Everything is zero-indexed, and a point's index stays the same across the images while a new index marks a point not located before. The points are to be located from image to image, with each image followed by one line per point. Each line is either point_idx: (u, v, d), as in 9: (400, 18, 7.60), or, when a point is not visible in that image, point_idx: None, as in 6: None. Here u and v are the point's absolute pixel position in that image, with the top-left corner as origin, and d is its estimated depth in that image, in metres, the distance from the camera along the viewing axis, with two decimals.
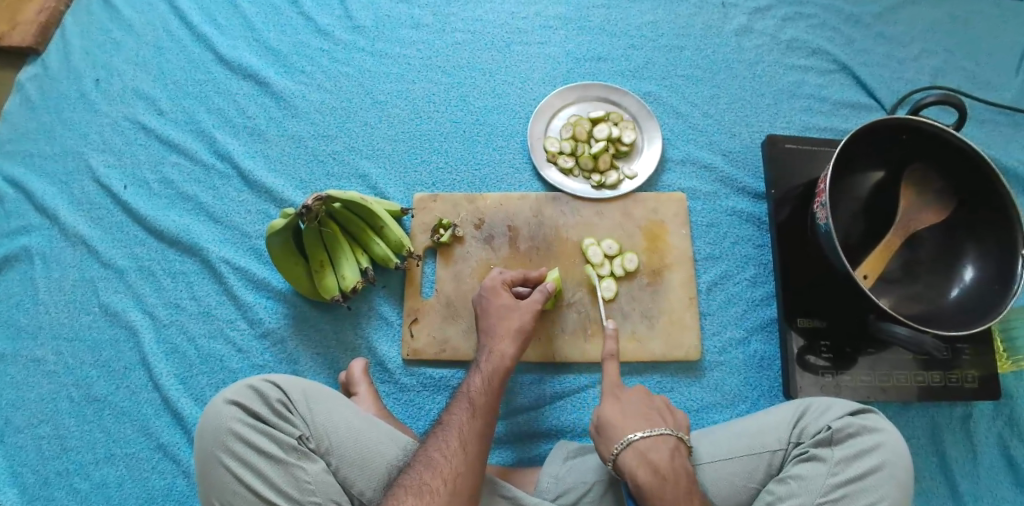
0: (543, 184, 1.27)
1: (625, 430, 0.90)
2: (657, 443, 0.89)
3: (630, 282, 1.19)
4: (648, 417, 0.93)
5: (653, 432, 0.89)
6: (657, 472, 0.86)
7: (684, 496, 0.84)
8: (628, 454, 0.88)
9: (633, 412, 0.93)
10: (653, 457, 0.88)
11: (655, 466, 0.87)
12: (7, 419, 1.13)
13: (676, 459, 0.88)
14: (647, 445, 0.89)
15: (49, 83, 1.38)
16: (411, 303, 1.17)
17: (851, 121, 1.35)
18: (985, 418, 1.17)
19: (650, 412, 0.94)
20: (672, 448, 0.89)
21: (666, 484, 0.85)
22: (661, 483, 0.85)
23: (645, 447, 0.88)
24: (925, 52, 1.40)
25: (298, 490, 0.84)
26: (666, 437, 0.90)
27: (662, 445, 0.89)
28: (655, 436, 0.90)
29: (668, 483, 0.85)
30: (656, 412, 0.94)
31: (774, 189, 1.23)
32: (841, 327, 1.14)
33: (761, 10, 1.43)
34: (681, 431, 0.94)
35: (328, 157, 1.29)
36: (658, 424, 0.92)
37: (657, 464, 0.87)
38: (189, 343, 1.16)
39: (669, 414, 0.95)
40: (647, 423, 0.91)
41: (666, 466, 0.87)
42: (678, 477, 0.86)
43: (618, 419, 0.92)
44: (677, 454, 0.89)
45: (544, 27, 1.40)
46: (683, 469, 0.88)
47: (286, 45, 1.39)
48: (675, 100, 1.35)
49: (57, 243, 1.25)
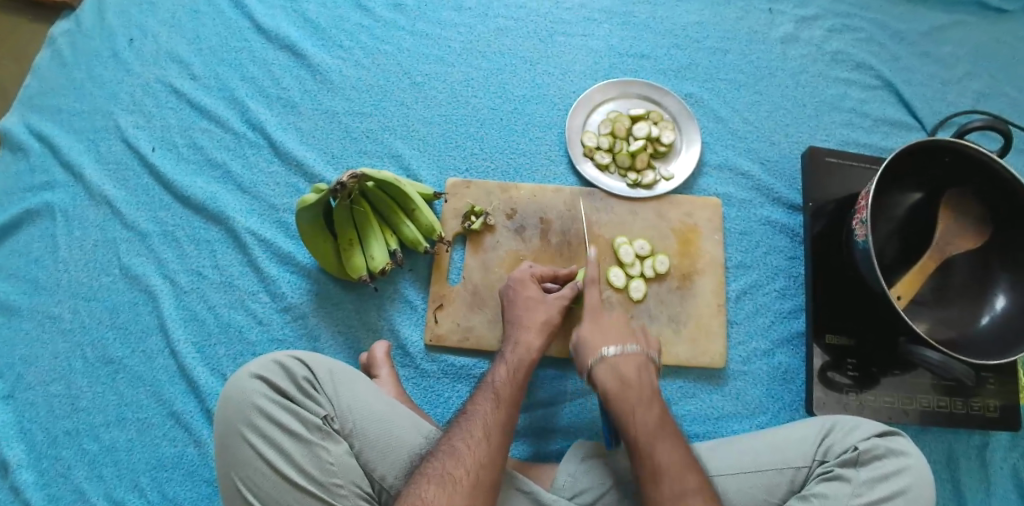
0: (577, 178, 1.26)
1: (599, 346, 0.98)
2: (626, 358, 0.96)
3: (660, 284, 1.18)
4: (624, 336, 0.99)
5: (623, 348, 0.96)
6: (622, 380, 0.94)
7: (644, 402, 0.91)
8: (600, 364, 0.96)
9: (610, 331, 1.01)
10: (622, 369, 0.96)
11: (621, 377, 0.94)
12: (20, 375, 1.12)
13: (642, 373, 0.95)
14: (619, 359, 0.96)
15: (81, 38, 1.36)
16: (437, 288, 1.15)
17: (891, 138, 1.33)
18: (1002, 448, 1.16)
19: (627, 333, 1.00)
20: (641, 364, 0.96)
21: (627, 389, 0.93)
22: (623, 389, 0.93)
23: (614, 361, 0.96)
24: (970, 75, 1.38)
25: (321, 471, 0.82)
26: (637, 353, 0.97)
27: (631, 361, 0.96)
28: (624, 351, 0.97)
29: (631, 389, 0.93)
30: (632, 335, 1.01)
31: (810, 201, 1.21)
32: (868, 346, 1.12)
33: (808, 19, 1.41)
34: (653, 352, 1.00)
35: (361, 134, 1.28)
36: (629, 342, 0.98)
37: (623, 374, 0.95)
38: (208, 311, 1.15)
39: (643, 336, 1.02)
40: (620, 341, 0.98)
41: (632, 377, 0.94)
42: (641, 387, 0.93)
43: (593, 334, 1.00)
44: (645, 370, 0.96)
45: (588, 20, 1.38)
46: (648, 382, 0.94)
47: (325, 18, 1.36)
48: (715, 104, 1.34)
49: (82, 201, 1.23)
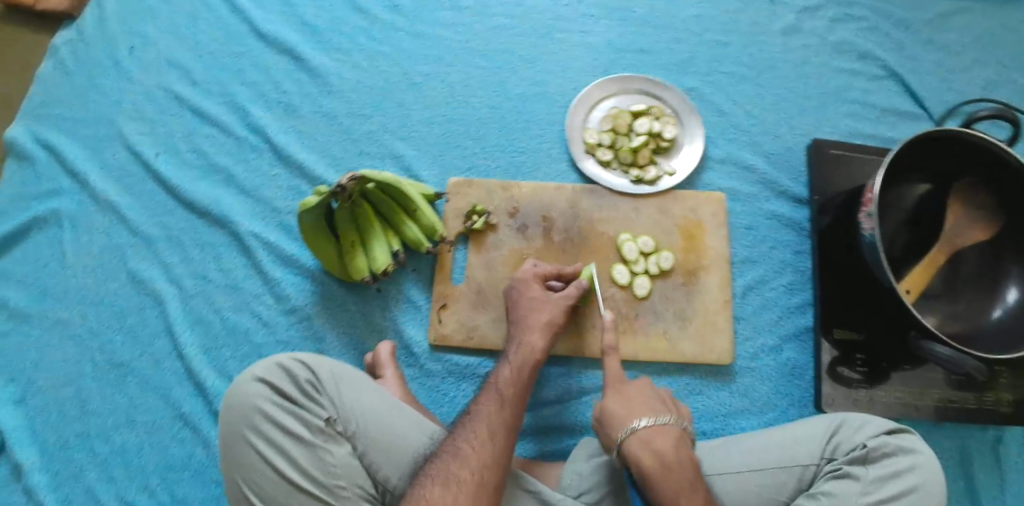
0: (579, 175, 1.25)
1: (628, 420, 0.89)
2: (659, 431, 0.88)
3: (664, 281, 1.17)
4: (653, 406, 0.91)
5: (658, 421, 0.88)
6: (661, 461, 0.85)
7: (688, 489, 0.83)
8: (632, 440, 0.87)
9: (637, 402, 0.92)
10: (657, 445, 0.87)
11: (658, 455, 0.85)
12: (30, 380, 1.13)
13: (679, 447, 0.87)
14: (652, 433, 0.87)
15: (85, 46, 1.37)
16: (440, 288, 1.15)
17: (897, 129, 1.31)
18: (1017, 443, 1.14)
19: (656, 403, 0.92)
20: (678, 437, 0.88)
21: (669, 473, 0.84)
22: (665, 472, 0.84)
23: (648, 435, 0.87)
24: (977, 63, 1.36)
25: (325, 473, 0.82)
26: (671, 427, 0.89)
27: (666, 433, 0.88)
28: (657, 425, 0.88)
29: (672, 472, 0.84)
30: (661, 404, 0.92)
31: (816, 195, 1.19)
32: (878, 341, 1.11)
33: (811, 10, 1.39)
34: (684, 420, 0.92)
35: (362, 135, 1.28)
36: (660, 411, 0.90)
37: (659, 451, 0.86)
38: (214, 314, 1.15)
39: (673, 405, 0.93)
40: (651, 411, 0.90)
41: (670, 455, 0.86)
42: (681, 466, 0.85)
43: (620, 407, 0.91)
44: (681, 444, 0.88)
45: (588, 16, 1.38)
46: (687, 458, 0.87)
47: (325, 20, 1.36)
48: (718, 97, 1.32)
49: (87, 207, 1.24)
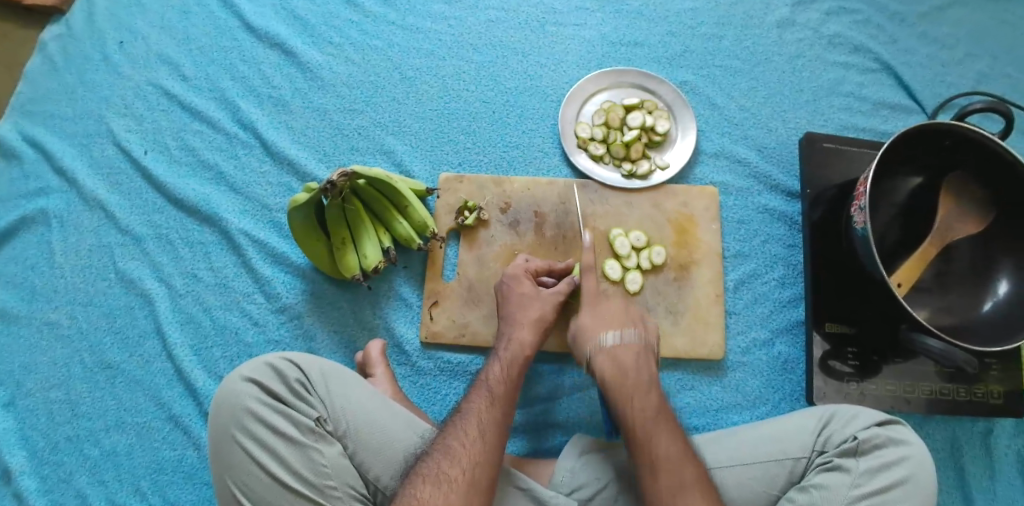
0: (572, 170, 1.24)
1: (597, 334, 0.99)
2: (624, 347, 0.97)
3: (656, 276, 1.16)
4: (622, 322, 1.00)
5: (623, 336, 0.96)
6: (619, 368, 0.94)
7: (678, 484, 0.82)
8: (599, 355, 0.97)
9: (608, 317, 1.02)
10: (650, 445, 0.86)
11: (620, 365, 0.95)
12: (20, 382, 1.12)
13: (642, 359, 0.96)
14: (644, 434, 0.87)
15: (71, 42, 1.35)
16: (431, 285, 1.14)
17: (890, 122, 1.31)
18: (1007, 435, 1.15)
19: (649, 396, 0.91)
20: (639, 351, 0.96)
21: (626, 376, 0.93)
22: (621, 376, 0.93)
23: (613, 348, 0.96)
24: (970, 55, 1.35)
25: (314, 473, 0.82)
26: (660, 422, 0.88)
27: (629, 348, 0.96)
28: (649, 420, 0.88)
29: (628, 376, 0.93)
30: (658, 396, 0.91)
31: (808, 188, 1.19)
32: (869, 334, 1.11)
33: (805, 2, 1.38)
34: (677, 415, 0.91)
35: (353, 131, 1.26)
36: (628, 329, 0.99)
37: (622, 363, 0.95)
38: (204, 313, 1.15)
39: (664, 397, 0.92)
40: (618, 326, 0.99)
41: (631, 364, 0.95)
42: (639, 374, 0.93)
43: (592, 321, 1.02)
44: (673, 440, 0.86)
45: (580, 9, 1.36)
46: (647, 370, 0.94)
47: (314, 15, 1.35)
48: (711, 91, 1.32)
49: (75, 206, 1.23)
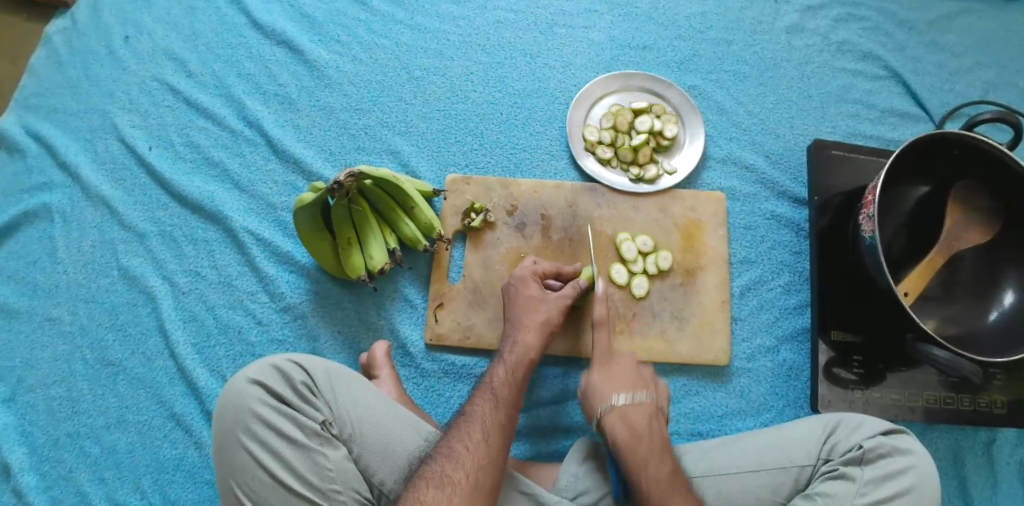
0: (579, 173, 1.24)
1: (604, 359, 0.99)
2: (637, 408, 0.93)
3: (663, 281, 1.16)
4: (632, 358, 1.00)
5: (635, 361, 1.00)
6: (633, 431, 0.90)
7: (656, 456, 0.88)
8: (610, 415, 0.92)
9: (615, 342, 1.01)
10: (633, 420, 0.92)
11: (633, 429, 0.90)
12: (20, 378, 1.11)
13: (654, 423, 0.92)
14: (629, 408, 0.93)
15: (76, 36, 1.34)
16: (437, 287, 1.14)
17: (898, 130, 1.30)
18: (1009, 445, 1.15)
19: (638, 380, 0.97)
20: (642, 379, 0.97)
21: (639, 441, 0.89)
22: (634, 442, 0.89)
23: (626, 411, 0.92)
24: (979, 64, 1.35)
25: (319, 477, 0.81)
26: (645, 403, 0.94)
27: (641, 409, 0.93)
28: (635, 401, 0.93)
29: (641, 441, 0.89)
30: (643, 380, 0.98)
31: (816, 195, 1.19)
32: (874, 342, 1.11)
33: (814, 9, 1.38)
34: (661, 400, 0.97)
35: (359, 131, 1.26)
36: (640, 389, 0.95)
37: (634, 424, 0.91)
38: (207, 312, 1.14)
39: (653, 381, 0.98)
40: (627, 377, 0.97)
41: (643, 427, 0.91)
42: (652, 438, 0.90)
43: (602, 383, 0.96)
44: (655, 420, 0.93)
45: (589, 11, 1.36)
46: (659, 432, 0.91)
47: (322, 13, 1.34)
48: (719, 96, 1.31)
49: (79, 202, 1.22)
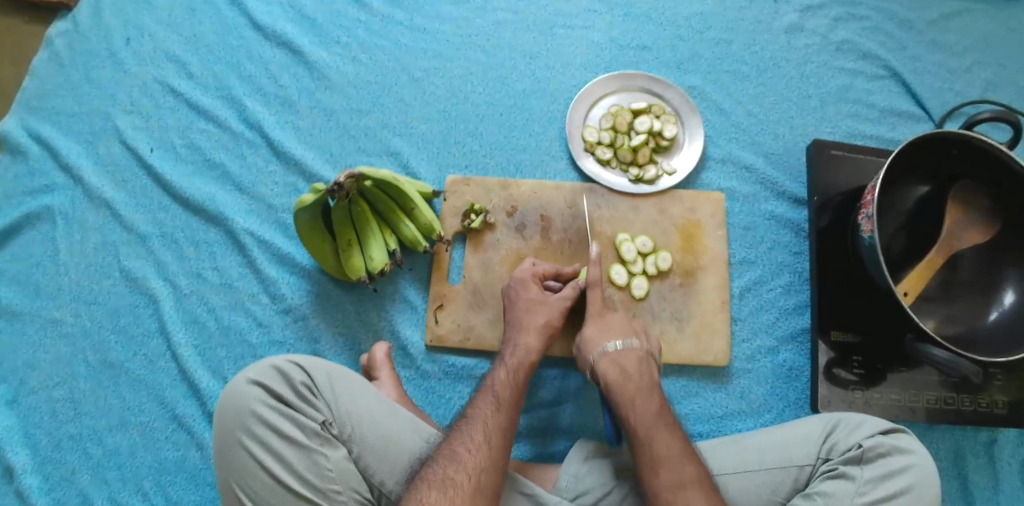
0: (579, 174, 1.24)
1: (601, 342, 1.00)
2: (627, 352, 0.98)
3: (662, 282, 1.16)
4: (626, 330, 1.02)
5: (626, 344, 0.98)
6: (623, 373, 0.95)
7: (644, 393, 0.93)
8: (602, 359, 0.98)
9: (613, 327, 1.02)
10: (623, 363, 0.97)
11: (623, 372, 0.96)
12: (23, 380, 1.12)
13: (644, 366, 0.97)
14: (619, 353, 0.98)
15: (77, 38, 1.34)
16: (437, 289, 1.14)
17: (898, 130, 1.30)
18: (1010, 445, 1.15)
19: (629, 330, 1.02)
20: (641, 358, 0.98)
21: (627, 379, 0.94)
22: (624, 381, 0.94)
23: (616, 355, 0.98)
24: (979, 64, 1.35)
25: (320, 478, 0.82)
26: (637, 348, 0.99)
27: (632, 354, 0.98)
28: (627, 346, 0.99)
29: (630, 380, 0.95)
30: (635, 332, 1.03)
31: (815, 195, 1.18)
32: (874, 343, 1.11)
33: (814, 9, 1.38)
34: (655, 353, 1.02)
35: (360, 132, 1.26)
36: (630, 337, 1.01)
37: (625, 367, 0.96)
38: (209, 313, 1.14)
39: (645, 335, 1.04)
40: (622, 335, 1.00)
41: (633, 369, 0.96)
42: (641, 379, 0.95)
43: (596, 334, 1.01)
44: (646, 364, 0.98)
45: (588, 11, 1.36)
46: (648, 375, 0.96)
47: (322, 14, 1.34)
48: (719, 96, 1.31)
49: (80, 204, 1.22)
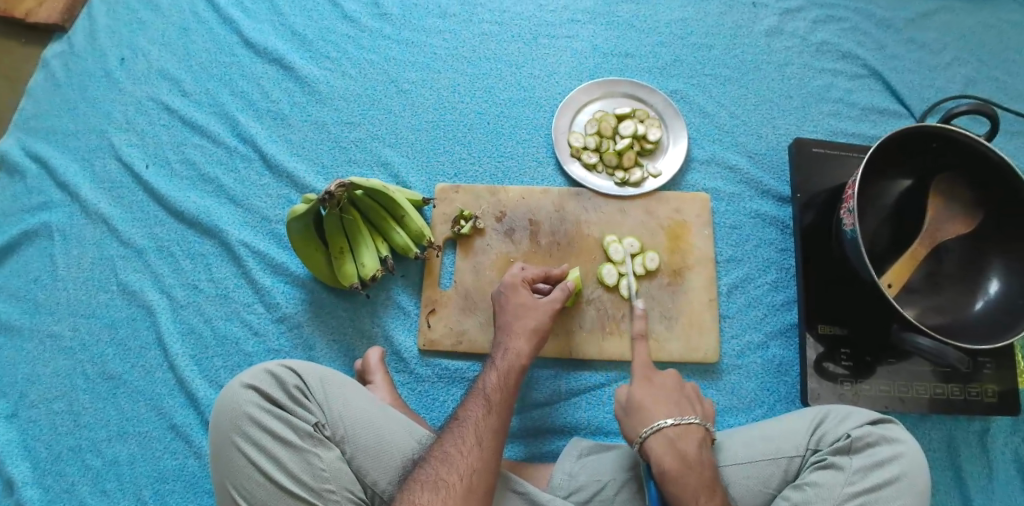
0: (566, 178, 1.27)
1: (653, 416, 0.92)
2: (684, 432, 0.90)
3: (651, 281, 1.18)
4: (677, 402, 0.94)
5: (683, 421, 0.90)
6: (683, 460, 0.87)
7: (706, 488, 0.85)
8: (656, 440, 0.89)
9: (663, 395, 0.95)
10: (680, 444, 0.89)
11: (682, 456, 0.87)
12: (23, 394, 1.14)
13: (702, 449, 0.89)
14: (675, 433, 0.90)
15: (74, 60, 1.38)
16: (429, 293, 1.16)
17: (879, 127, 1.33)
18: (1003, 434, 1.15)
19: (681, 401, 0.95)
20: (699, 439, 0.90)
21: (689, 471, 0.86)
22: (686, 471, 0.86)
23: (673, 436, 0.89)
24: (957, 60, 1.38)
25: (313, 477, 0.83)
26: (695, 426, 0.91)
27: (689, 435, 0.90)
28: (684, 425, 0.90)
29: (691, 470, 0.86)
30: (686, 402, 0.95)
31: (798, 193, 1.21)
32: (862, 336, 1.12)
33: (792, 12, 1.41)
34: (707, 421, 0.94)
35: (351, 144, 1.29)
36: (687, 412, 0.92)
37: (683, 452, 0.88)
38: (205, 324, 1.16)
39: (697, 405, 0.96)
40: (676, 411, 0.92)
41: (692, 455, 0.88)
42: (702, 469, 0.87)
43: (648, 404, 0.94)
44: (703, 446, 0.90)
45: (572, 21, 1.39)
46: (708, 462, 0.88)
47: (312, 30, 1.38)
48: (701, 99, 1.34)
49: (78, 220, 1.25)
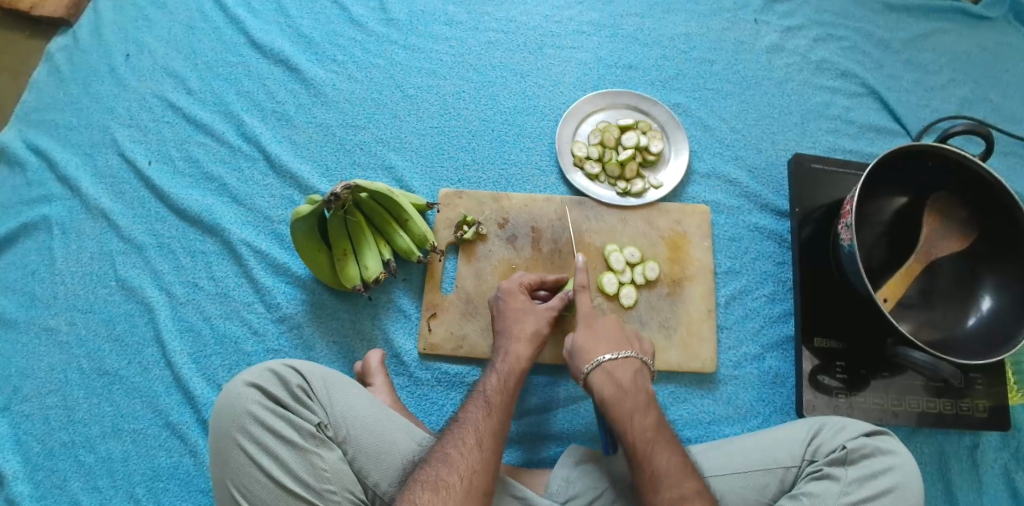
0: (568, 187, 1.28)
1: (593, 352, 0.97)
2: (622, 363, 0.96)
3: (650, 291, 1.19)
4: (619, 341, 0.99)
5: (620, 355, 0.95)
6: (618, 387, 0.93)
7: (642, 407, 0.91)
8: (596, 374, 0.95)
9: (605, 335, 0.99)
10: (618, 376, 0.95)
11: (619, 384, 0.94)
12: (17, 387, 1.13)
13: (638, 378, 0.95)
14: (614, 365, 0.95)
15: (79, 54, 1.38)
16: (430, 297, 1.17)
17: (876, 145, 1.35)
18: (992, 450, 1.17)
19: (623, 338, 1.00)
20: (637, 370, 0.96)
21: (625, 396, 0.92)
22: (621, 396, 0.92)
23: (611, 368, 0.95)
24: (954, 81, 1.41)
25: (315, 477, 0.83)
26: (632, 358, 0.97)
27: (626, 366, 0.96)
28: (621, 357, 0.96)
29: (627, 396, 0.93)
30: (629, 340, 1.00)
31: (797, 207, 1.23)
32: (858, 350, 1.14)
33: (793, 29, 1.44)
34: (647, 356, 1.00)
35: (355, 146, 1.30)
36: (625, 346, 0.98)
37: (620, 381, 0.94)
38: (204, 322, 1.16)
39: (638, 341, 1.01)
40: (615, 345, 0.98)
41: (628, 383, 0.94)
42: (638, 393, 0.93)
43: (588, 341, 0.99)
44: (640, 375, 0.96)
45: (577, 32, 1.41)
46: (645, 388, 0.95)
47: (319, 33, 1.39)
48: (703, 113, 1.36)
49: (78, 214, 1.24)
